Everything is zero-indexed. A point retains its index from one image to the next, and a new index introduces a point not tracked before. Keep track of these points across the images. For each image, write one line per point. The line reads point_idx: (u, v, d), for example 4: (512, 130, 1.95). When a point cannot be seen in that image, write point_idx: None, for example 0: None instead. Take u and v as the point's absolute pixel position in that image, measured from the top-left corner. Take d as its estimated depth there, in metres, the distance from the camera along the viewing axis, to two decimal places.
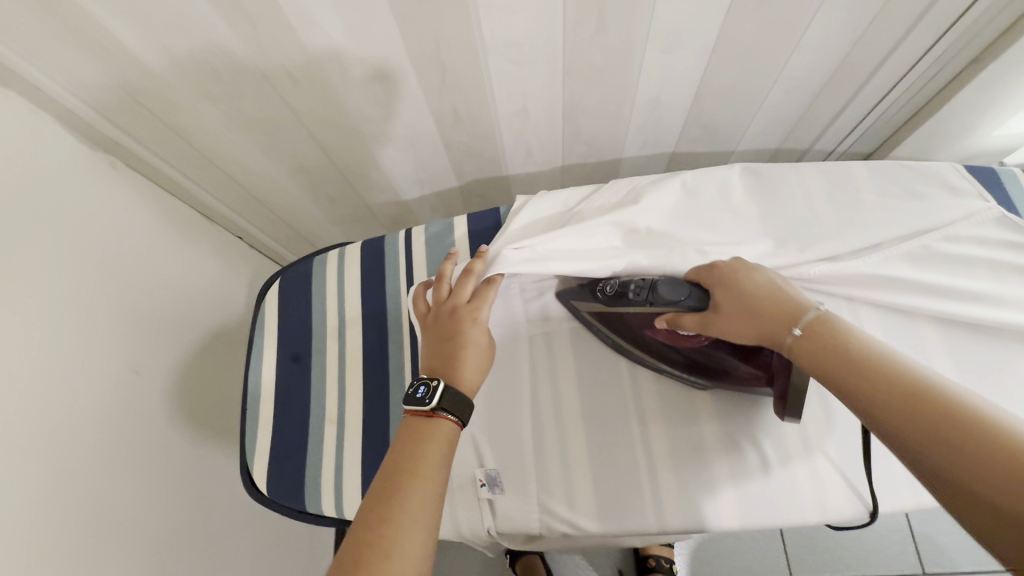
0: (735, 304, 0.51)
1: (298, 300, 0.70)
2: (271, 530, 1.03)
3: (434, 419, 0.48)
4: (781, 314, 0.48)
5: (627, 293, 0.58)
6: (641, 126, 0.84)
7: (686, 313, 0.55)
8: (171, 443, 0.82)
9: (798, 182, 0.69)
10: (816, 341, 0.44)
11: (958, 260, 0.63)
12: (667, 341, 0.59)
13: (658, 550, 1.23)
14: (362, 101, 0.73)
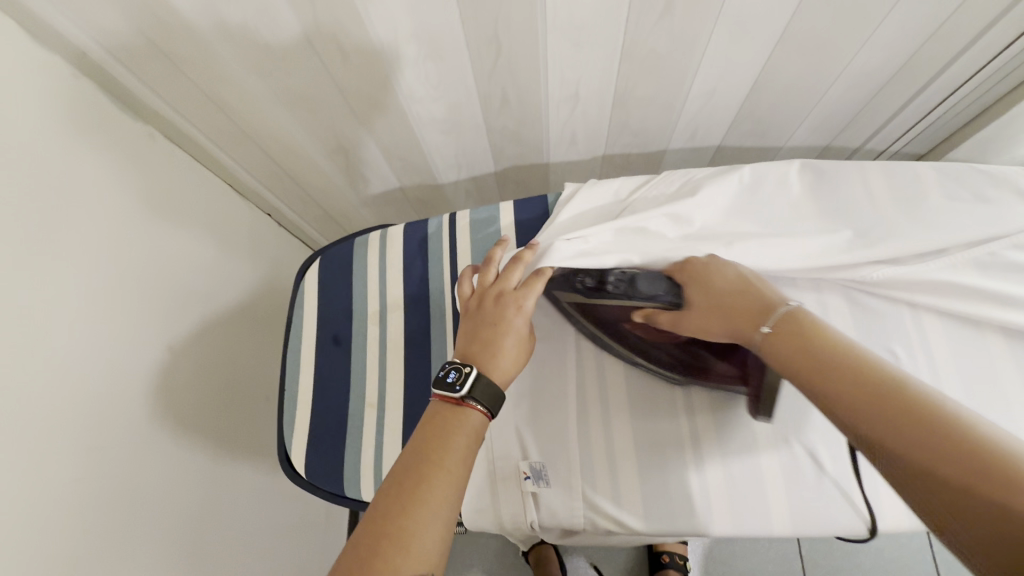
0: (707, 300, 0.52)
1: (339, 281, 0.69)
2: (291, 504, 1.05)
3: (463, 408, 0.46)
4: (753, 311, 0.48)
5: (607, 285, 0.56)
6: (693, 117, 0.81)
7: (664, 310, 0.55)
8: (199, 417, 0.83)
9: (862, 182, 0.66)
10: (786, 336, 0.44)
11: (1020, 269, 0.60)
12: (644, 334, 0.59)
13: (672, 548, 1.23)
14: (411, 81, 0.70)
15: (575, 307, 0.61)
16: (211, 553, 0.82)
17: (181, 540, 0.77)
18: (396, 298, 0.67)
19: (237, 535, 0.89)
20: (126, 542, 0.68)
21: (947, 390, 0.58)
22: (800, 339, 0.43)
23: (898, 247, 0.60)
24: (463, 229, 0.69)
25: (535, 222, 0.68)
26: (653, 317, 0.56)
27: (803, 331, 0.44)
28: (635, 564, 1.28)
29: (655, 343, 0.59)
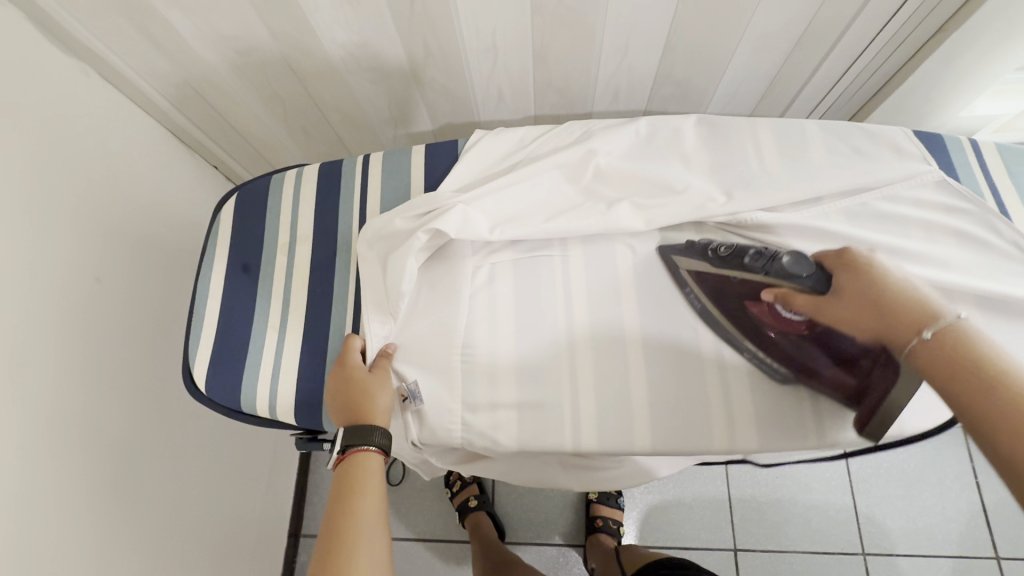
0: (860, 293, 0.53)
1: (251, 215, 0.71)
2: (232, 447, 1.09)
3: (350, 461, 0.56)
4: (914, 315, 0.47)
5: (743, 258, 0.61)
6: (612, 77, 0.84)
7: (802, 292, 0.57)
8: (130, 351, 0.85)
9: (751, 136, 0.69)
10: (953, 340, 0.44)
11: (892, 220, 0.64)
12: (761, 318, 0.60)
13: (606, 512, 1.27)
14: (335, 25, 0.73)
15: (694, 276, 0.63)
16: (140, 480, 0.85)
17: (104, 464, 0.79)
18: (305, 232, 0.69)
19: (168, 468, 0.92)
20: (48, 457, 0.71)
21: None
22: (957, 342, 0.44)
23: (771, 194, 0.64)
24: (375, 170, 0.72)
25: (445, 166, 0.71)
26: (791, 294, 0.58)
27: (963, 338, 0.44)
28: (571, 528, 1.32)
29: (771, 328, 0.59)
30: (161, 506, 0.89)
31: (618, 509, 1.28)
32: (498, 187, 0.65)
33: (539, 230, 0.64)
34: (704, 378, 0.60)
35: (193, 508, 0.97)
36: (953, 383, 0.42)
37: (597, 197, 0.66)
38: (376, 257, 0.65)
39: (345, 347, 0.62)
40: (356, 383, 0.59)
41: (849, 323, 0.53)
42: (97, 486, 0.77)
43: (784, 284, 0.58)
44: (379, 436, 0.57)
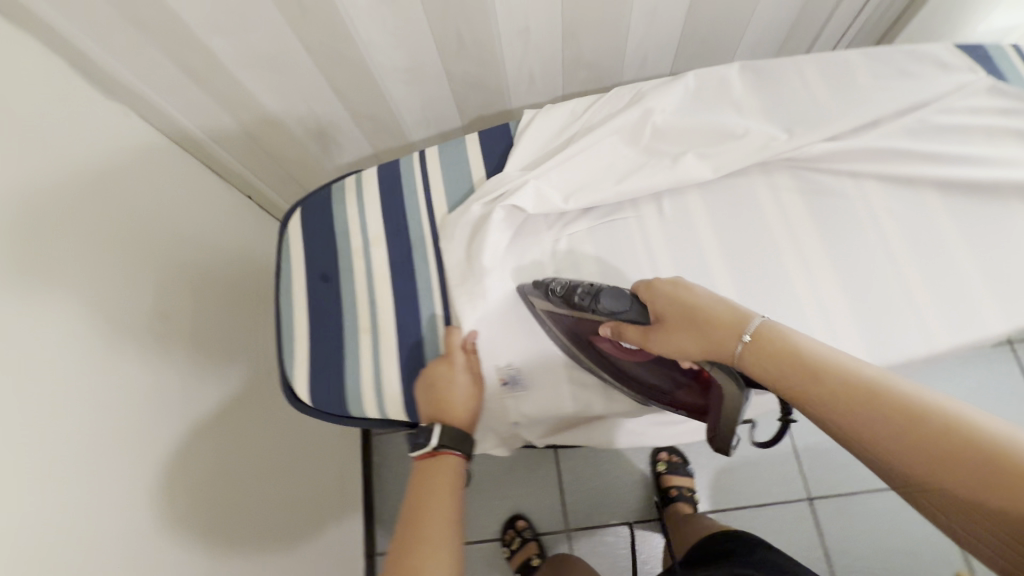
0: (679, 314, 0.51)
1: (320, 227, 0.71)
2: (322, 474, 1.07)
3: (439, 459, 0.56)
4: (729, 324, 0.47)
5: (574, 297, 0.58)
6: (640, 41, 0.85)
7: (630, 325, 0.54)
8: (221, 389, 0.85)
9: (797, 73, 0.70)
10: (771, 341, 0.44)
11: (952, 129, 0.65)
12: (607, 353, 0.60)
13: (678, 481, 1.27)
14: (371, 28, 0.73)
15: (549, 316, 0.62)
16: (251, 517, 0.84)
17: (217, 505, 0.77)
18: (378, 235, 0.70)
19: (275, 501, 0.90)
20: (174, 501, 0.69)
21: (838, 245, 0.62)
22: (774, 341, 0.44)
23: (832, 124, 0.65)
24: (434, 165, 0.72)
25: (503, 150, 0.72)
26: (620, 333, 0.55)
27: (776, 335, 0.44)
28: (645, 503, 1.31)
29: (619, 360, 0.60)
30: (271, 542, 0.87)
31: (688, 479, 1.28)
32: (563, 159, 0.66)
33: (612, 195, 0.65)
34: (801, 315, 0.60)
35: (298, 539, 0.95)
36: (795, 382, 0.42)
37: (661, 154, 0.67)
38: (457, 248, 0.65)
39: (450, 343, 0.62)
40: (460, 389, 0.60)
41: (678, 349, 0.51)
42: (217, 529, 0.76)
43: (606, 319, 0.56)
44: (468, 446, 0.57)
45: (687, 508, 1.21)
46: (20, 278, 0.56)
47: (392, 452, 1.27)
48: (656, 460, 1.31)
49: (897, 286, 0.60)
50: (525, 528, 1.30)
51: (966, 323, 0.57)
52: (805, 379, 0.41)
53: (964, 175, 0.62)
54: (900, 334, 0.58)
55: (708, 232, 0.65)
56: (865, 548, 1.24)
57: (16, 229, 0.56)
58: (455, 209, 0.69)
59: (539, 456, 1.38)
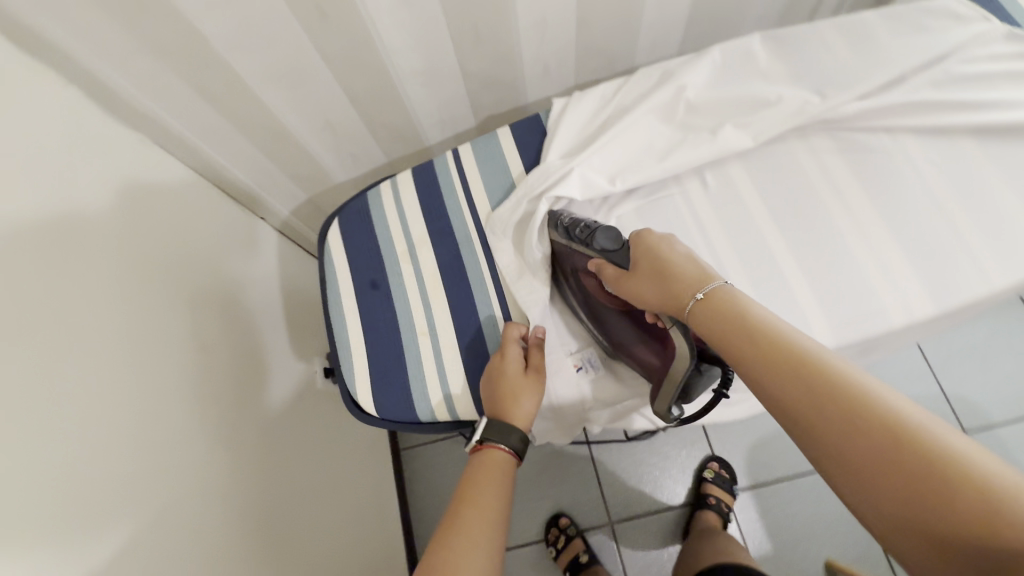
0: (651, 269, 0.50)
1: (360, 235, 0.70)
2: (362, 498, 1.05)
3: (486, 452, 0.54)
4: (690, 280, 0.46)
5: (574, 232, 0.58)
6: (651, 22, 0.86)
7: (610, 265, 0.54)
8: (261, 420, 0.81)
9: (817, 37, 0.71)
10: (720, 304, 0.43)
11: (976, 77, 0.66)
12: (589, 292, 0.60)
13: (719, 492, 1.21)
14: (391, 31, 0.73)
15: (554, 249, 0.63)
16: (306, 551, 0.81)
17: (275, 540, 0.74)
18: (422, 238, 0.69)
19: (318, 537, 0.86)
20: (229, 547, 0.65)
21: (884, 199, 0.63)
22: (725, 305, 0.43)
23: (862, 83, 0.66)
24: (470, 162, 0.72)
25: (537, 140, 0.72)
26: (601, 272, 0.55)
27: (732, 302, 0.43)
28: (679, 513, 1.26)
29: (599, 303, 0.59)
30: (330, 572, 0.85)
31: (732, 496, 1.21)
32: (603, 142, 0.66)
33: (657, 172, 0.65)
34: (862, 272, 0.60)
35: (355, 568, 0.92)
36: (739, 351, 0.40)
37: (698, 128, 0.68)
38: (509, 245, 0.65)
39: (512, 337, 0.61)
40: (513, 377, 0.58)
41: (640, 297, 0.50)
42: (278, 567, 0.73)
43: (596, 257, 0.56)
44: (514, 438, 0.55)
45: (716, 519, 1.16)
46: (71, 323, 0.52)
47: (421, 469, 1.30)
48: (705, 467, 1.27)
49: (948, 232, 0.61)
50: (569, 525, 1.24)
51: (1022, 260, 0.58)
52: (750, 351, 0.39)
53: (996, 119, 0.63)
54: (954, 282, 0.58)
55: (754, 200, 0.66)
56: None
57: (53, 270, 0.53)
58: (499, 206, 0.68)
59: (572, 453, 1.33)
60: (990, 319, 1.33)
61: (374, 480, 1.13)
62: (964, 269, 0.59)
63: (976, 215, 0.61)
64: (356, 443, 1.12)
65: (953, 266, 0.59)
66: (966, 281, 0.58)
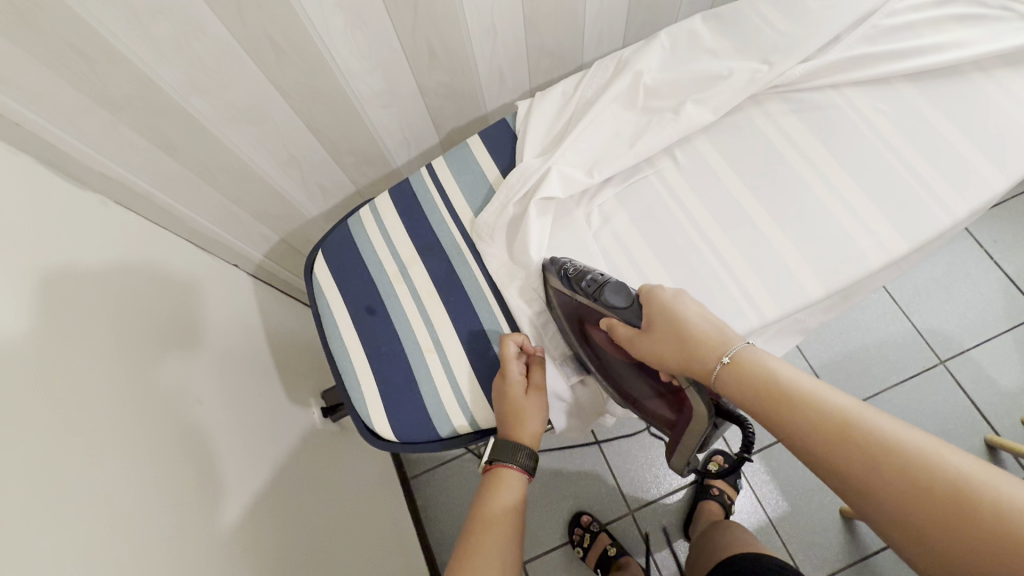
0: (669, 330, 0.50)
1: (348, 262, 0.69)
2: (380, 537, 1.01)
3: (496, 471, 0.57)
4: (712, 341, 0.47)
5: (581, 284, 0.57)
6: (596, 19, 0.89)
7: (625, 325, 0.53)
8: (268, 473, 0.78)
9: (755, 11, 0.75)
10: (746, 366, 0.44)
11: (903, 28, 0.71)
12: (596, 342, 0.59)
13: (722, 484, 1.22)
14: (347, 56, 0.73)
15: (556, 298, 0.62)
16: None
17: None
18: (412, 255, 0.69)
19: None
20: None
21: (843, 152, 0.67)
22: (752, 367, 0.44)
23: (805, 47, 0.70)
24: (446, 174, 0.72)
25: (508, 143, 0.73)
26: (612, 331, 0.55)
27: (755, 363, 0.44)
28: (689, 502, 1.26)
29: (606, 354, 0.59)
30: None
31: (735, 490, 1.22)
32: (575, 136, 0.68)
33: (631, 158, 0.67)
34: (833, 220, 0.64)
35: None
36: (777, 413, 0.42)
37: (661, 110, 0.70)
38: (498, 248, 0.66)
39: (509, 355, 0.60)
40: (517, 396, 0.58)
41: (657, 358, 0.50)
42: None
43: (608, 313, 0.55)
44: (522, 456, 0.57)
45: (716, 508, 1.17)
46: (68, 394, 0.49)
47: (434, 493, 1.28)
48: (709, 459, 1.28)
49: (905, 173, 0.65)
50: (592, 522, 1.24)
51: (975, 190, 0.63)
52: (786, 413, 0.41)
53: (927, 64, 0.68)
54: (921, 219, 0.62)
55: (725, 171, 0.68)
56: None
57: (46, 336, 0.50)
58: (481, 210, 0.69)
59: (581, 449, 1.33)
60: (945, 253, 1.42)
61: (390, 516, 1.10)
62: (928, 207, 0.63)
63: (928, 155, 0.65)
64: (364, 478, 1.09)
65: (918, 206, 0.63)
66: (932, 217, 0.62)
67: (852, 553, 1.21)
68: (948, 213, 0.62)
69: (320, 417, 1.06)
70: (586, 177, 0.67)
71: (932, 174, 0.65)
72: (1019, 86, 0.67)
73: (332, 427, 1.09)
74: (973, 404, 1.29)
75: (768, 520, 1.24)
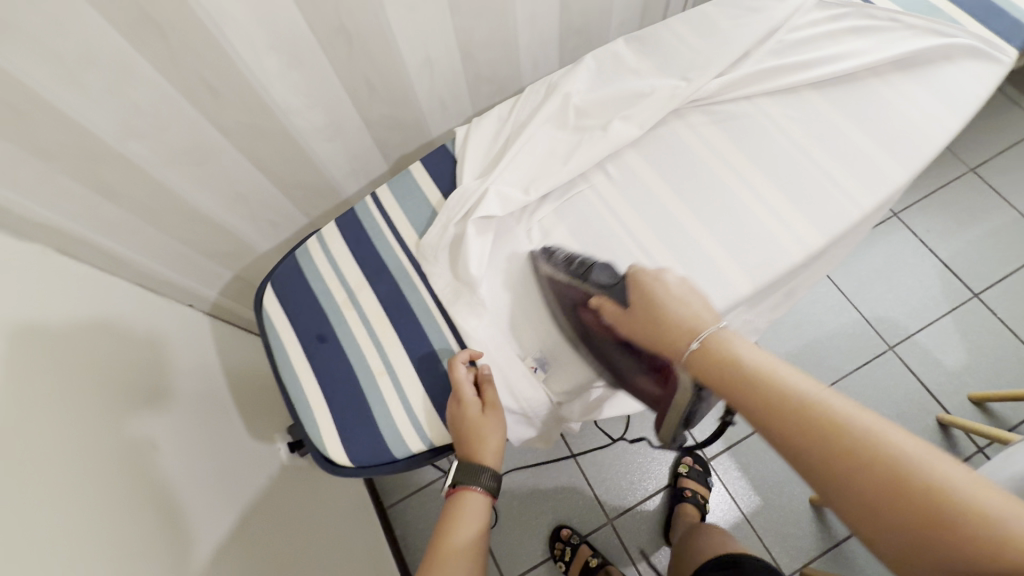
0: (649, 311, 0.56)
1: (297, 293, 0.70)
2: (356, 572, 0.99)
3: (461, 492, 0.59)
4: (684, 325, 0.54)
5: (571, 269, 0.64)
6: (528, 46, 0.94)
7: (613, 304, 0.60)
8: (229, 516, 0.76)
9: (671, 32, 0.81)
10: (714, 350, 0.50)
11: (804, 41, 0.78)
12: (589, 325, 0.63)
13: (695, 485, 1.25)
14: (285, 94, 0.75)
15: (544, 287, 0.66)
16: None
17: None
18: (360, 282, 0.70)
19: None
20: None
21: (759, 157, 0.72)
22: (719, 355, 0.50)
23: (717, 63, 0.75)
24: (389, 201, 0.74)
25: (449, 167, 0.76)
26: (602, 308, 0.60)
27: (723, 350, 0.50)
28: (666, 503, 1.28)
29: (595, 337, 0.63)
30: None
31: (707, 488, 1.25)
32: (511, 157, 0.71)
33: (565, 175, 0.70)
34: (754, 220, 0.68)
35: None
36: (741, 398, 0.47)
37: (591, 128, 0.74)
38: (443, 269, 0.67)
39: (462, 378, 0.61)
40: (476, 418, 0.59)
41: (645, 336, 0.57)
42: None
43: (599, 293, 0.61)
44: (485, 478, 0.59)
45: (693, 510, 1.19)
46: (20, 437, 0.48)
47: (412, 521, 1.26)
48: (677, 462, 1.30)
49: (817, 173, 0.70)
50: (572, 535, 1.24)
51: (879, 185, 0.68)
52: (749, 396, 0.46)
53: (827, 72, 0.74)
54: (833, 215, 0.67)
55: (655, 181, 0.72)
56: None
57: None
58: (425, 232, 0.71)
59: (557, 462, 1.34)
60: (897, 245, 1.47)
61: (365, 549, 1.08)
62: (841, 202, 0.68)
63: (836, 155, 0.71)
64: (336, 513, 1.07)
65: (830, 203, 0.68)
66: (843, 211, 0.67)
67: (824, 540, 1.24)
68: (856, 207, 0.67)
69: (286, 453, 1.04)
70: (523, 195, 0.69)
71: (840, 172, 0.70)
72: (910, 86, 0.73)
73: (300, 462, 1.07)
74: (922, 384, 1.36)
75: (742, 515, 1.27)
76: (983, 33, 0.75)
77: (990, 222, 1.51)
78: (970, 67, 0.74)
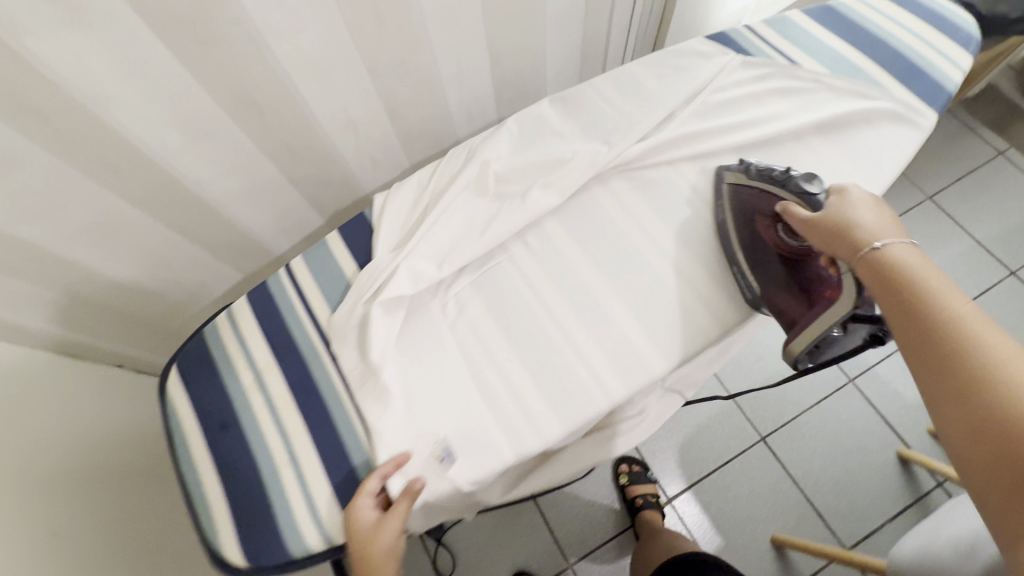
0: (838, 218, 0.56)
1: (201, 376, 0.67)
2: None
3: None
4: (869, 232, 0.53)
5: (772, 175, 0.64)
6: (459, 101, 0.93)
7: (804, 207, 0.60)
8: None
9: (595, 93, 0.80)
10: (891, 258, 0.50)
11: (728, 103, 0.76)
12: (760, 235, 0.65)
13: (642, 488, 1.26)
14: (194, 165, 0.72)
15: (728, 191, 0.69)
16: None
17: None
18: (267, 364, 0.67)
19: None
20: None
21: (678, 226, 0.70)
22: (894, 263, 0.50)
23: (638, 129, 0.74)
24: (302, 275, 0.72)
25: (365, 237, 0.73)
26: (785, 212, 0.61)
27: (898, 262, 0.50)
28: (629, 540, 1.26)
29: (762, 247, 0.64)
30: None
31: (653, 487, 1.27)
32: (425, 231, 0.69)
33: (479, 247, 0.68)
34: (672, 294, 0.66)
35: None
36: (896, 303, 0.48)
37: (510, 196, 0.72)
38: (351, 349, 0.65)
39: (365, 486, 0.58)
40: (367, 532, 0.56)
41: (821, 240, 0.57)
42: None
43: (789, 198, 0.61)
44: None
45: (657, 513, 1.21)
46: None
47: None
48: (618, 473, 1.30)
49: None
50: None
51: None
52: (903, 304, 0.47)
53: (748, 137, 0.73)
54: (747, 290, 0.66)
55: (573, 250, 0.71)
56: (833, 467, 1.30)
57: None
58: (337, 308, 0.69)
59: (517, 507, 1.30)
60: None
61: None
62: None
63: None
64: None
65: None
66: None
67: None
68: None
69: None
70: (435, 271, 0.67)
71: None
72: (830, 150, 0.72)
73: None
74: (884, 419, 1.34)
75: None
76: (903, 96, 0.75)
77: (946, 252, 1.52)
78: (891, 129, 0.73)
